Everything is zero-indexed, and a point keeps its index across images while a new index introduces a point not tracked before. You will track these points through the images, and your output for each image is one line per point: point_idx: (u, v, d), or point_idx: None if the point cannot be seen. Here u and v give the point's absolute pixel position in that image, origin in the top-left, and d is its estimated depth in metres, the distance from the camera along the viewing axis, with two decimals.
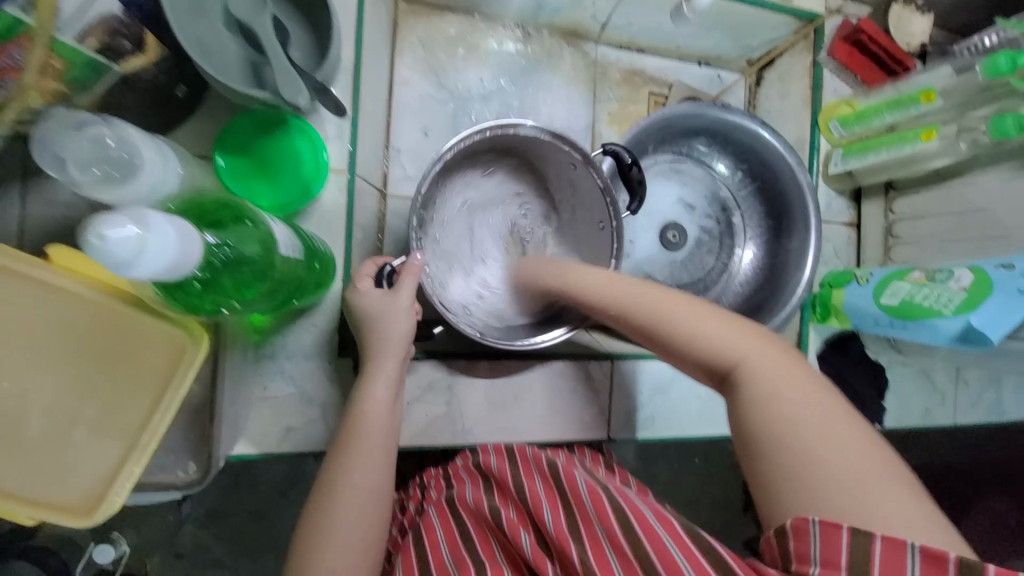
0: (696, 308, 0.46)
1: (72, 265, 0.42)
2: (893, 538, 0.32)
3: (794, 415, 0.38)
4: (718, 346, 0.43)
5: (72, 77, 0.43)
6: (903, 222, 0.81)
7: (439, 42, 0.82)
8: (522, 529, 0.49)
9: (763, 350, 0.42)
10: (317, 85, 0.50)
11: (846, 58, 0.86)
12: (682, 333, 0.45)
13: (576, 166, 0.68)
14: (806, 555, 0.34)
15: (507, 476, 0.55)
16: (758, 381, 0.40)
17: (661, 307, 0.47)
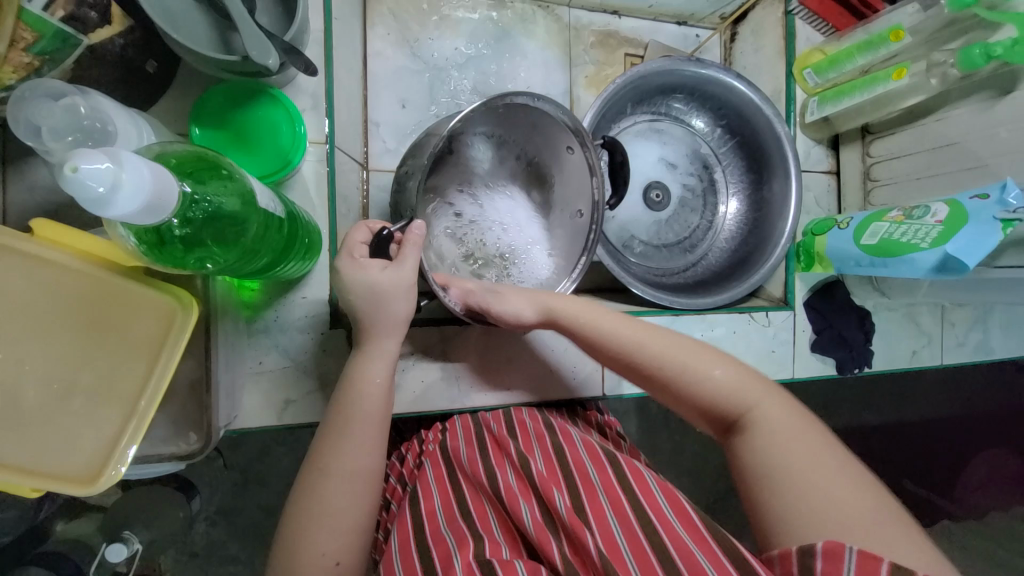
0: (705, 357, 0.55)
1: (54, 237, 0.42)
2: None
3: (793, 461, 0.45)
4: (723, 394, 0.52)
5: (41, 48, 0.43)
6: (880, 164, 0.82)
7: (412, 13, 0.83)
8: (523, 505, 0.53)
9: (763, 402, 0.51)
10: (287, 46, 0.50)
11: (817, 6, 0.85)
12: (697, 384, 0.53)
13: (572, 150, 0.70)
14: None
15: (510, 447, 0.59)
16: (761, 426, 0.49)
17: (681, 361, 0.55)
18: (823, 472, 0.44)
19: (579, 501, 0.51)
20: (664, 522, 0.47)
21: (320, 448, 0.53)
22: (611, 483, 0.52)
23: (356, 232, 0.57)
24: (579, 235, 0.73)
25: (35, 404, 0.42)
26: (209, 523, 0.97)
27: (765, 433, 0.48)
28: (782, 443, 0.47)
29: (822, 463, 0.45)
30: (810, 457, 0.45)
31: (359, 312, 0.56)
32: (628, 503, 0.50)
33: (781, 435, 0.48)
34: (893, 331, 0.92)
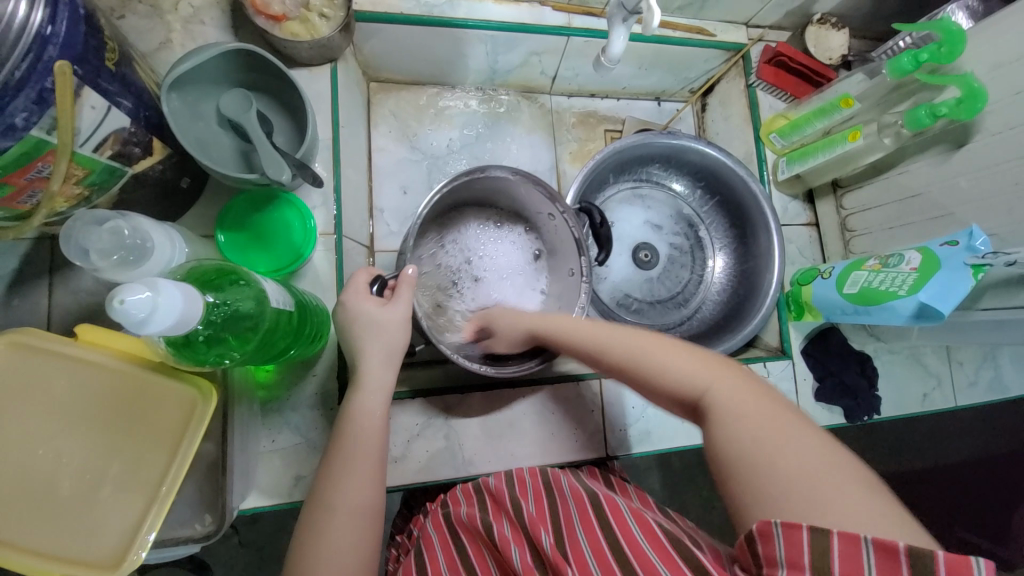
0: (664, 344, 0.54)
1: (97, 340, 0.48)
2: (849, 533, 0.36)
3: (763, 448, 0.42)
4: (683, 379, 0.50)
5: (90, 181, 0.49)
6: (854, 216, 0.87)
7: (410, 112, 0.94)
8: (513, 547, 0.55)
9: (724, 380, 0.48)
10: (297, 162, 0.58)
11: (774, 78, 0.92)
12: (654, 365, 0.52)
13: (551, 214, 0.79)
14: (773, 556, 0.37)
15: (504, 495, 0.63)
16: (723, 408, 0.46)
17: (637, 347, 0.55)
18: (760, 433, 0.43)
19: (564, 543, 0.54)
20: (633, 543, 0.50)
21: (320, 492, 0.55)
22: (592, 523, 0.54)
23: (358, 276, 0.64)
24: (572, 292, 0.79)
25: (70, 494, 0.46)
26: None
27: (716, 409, 0.46)
28: (744, 427, 0.44)
29: (762, 424, 0.43)
30: (754, 421, 0.44)
31: (361, 371, 0.61)
32: (605, 539, 0.51)
33: (732, 405, 0.46)
34: (899, 374, 0.92)
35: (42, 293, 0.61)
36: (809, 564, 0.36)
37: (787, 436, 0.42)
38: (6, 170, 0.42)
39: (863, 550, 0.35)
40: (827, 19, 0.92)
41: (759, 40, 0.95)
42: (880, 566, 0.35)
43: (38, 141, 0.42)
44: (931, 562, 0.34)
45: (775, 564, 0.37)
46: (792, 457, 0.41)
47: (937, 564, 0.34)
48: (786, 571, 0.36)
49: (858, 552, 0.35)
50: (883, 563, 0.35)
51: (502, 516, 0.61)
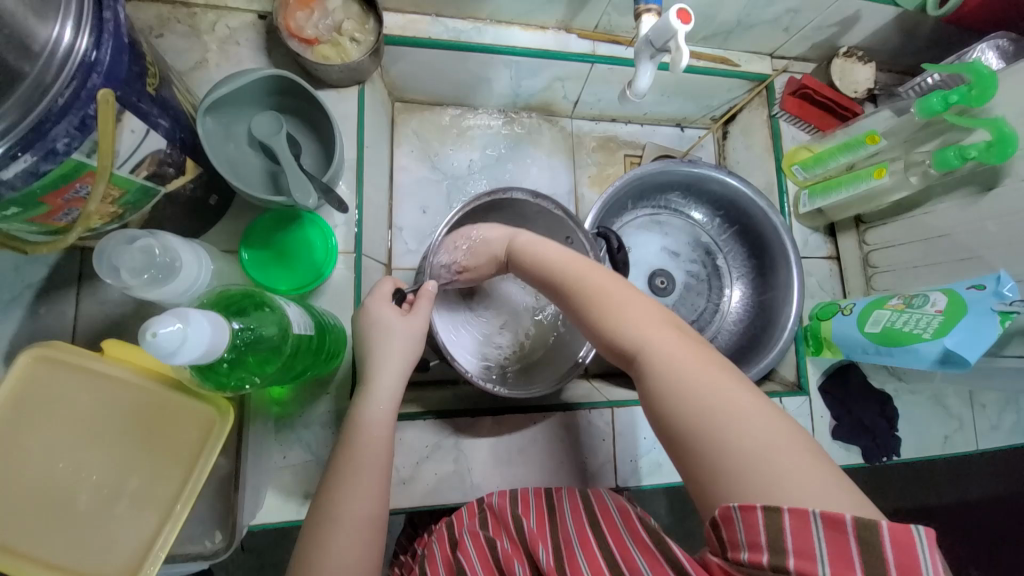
0: (632, 301, 0.52)
1: (121, 355, 0.49)
2: (799, 509, 0.37)
3: (705, 424, 0.42)
4: (636, 339, 0.49)
5: (125, 200, 0.51)
6: (877, 252, 0.86)
7: (433, 132, 0.95)
8: (515, 561, 0.56)
9: (671, 346, 0.47)
10: (324, 186, 0.59)
11: (798, 110, 0.92)
12: (612, 318, 0.52)
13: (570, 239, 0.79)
14: (735, 540, 0.39)
15: (506, 513, 0.63)
16: (665, 376, 0.46)
17: (597, 296, 0.54)
18: (698, 396, 0.43)
19: (562, 559, 0.55)
20: (627, 559, 0.51)
21: (323, 504, 0.54)
22: (589, 540, 0.56)
23: (383, 285, 0.67)
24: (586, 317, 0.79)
25: (86, 507, 0.47)
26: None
27: (658, 367, 0.46)
28: (685, 396, 0.44)
29: (701, 388, 0.44)
30: (696, 387, 0.44)
31: (373, 390, 0.60)
32: (600, 553, 0.53)
33: (675, 365, 0.46)
34: (919, 415, 0.89)
35: (68, 302, 0.63)
36: (765, 545, 0.37)
37: (727, 406, 0.42)
38: (45, 190, 0.43)
39: (813, 529, 0.36)
40: (853, 53, 0.92)
41: (782, 72, 0.95)
42: (828, 542, 0.36)
43: (77, 164, 0.43)
44: (875, 537, 0.35)
45: (738, 548, 0.39)
46: (728, 425, 0.41)
47: (881, 539, 0.35)
48: (747, 553, 0.38)
49: (808, 531, 0.36)
50: (834, 541, 0.36)
51: (504, 533, 0.62)
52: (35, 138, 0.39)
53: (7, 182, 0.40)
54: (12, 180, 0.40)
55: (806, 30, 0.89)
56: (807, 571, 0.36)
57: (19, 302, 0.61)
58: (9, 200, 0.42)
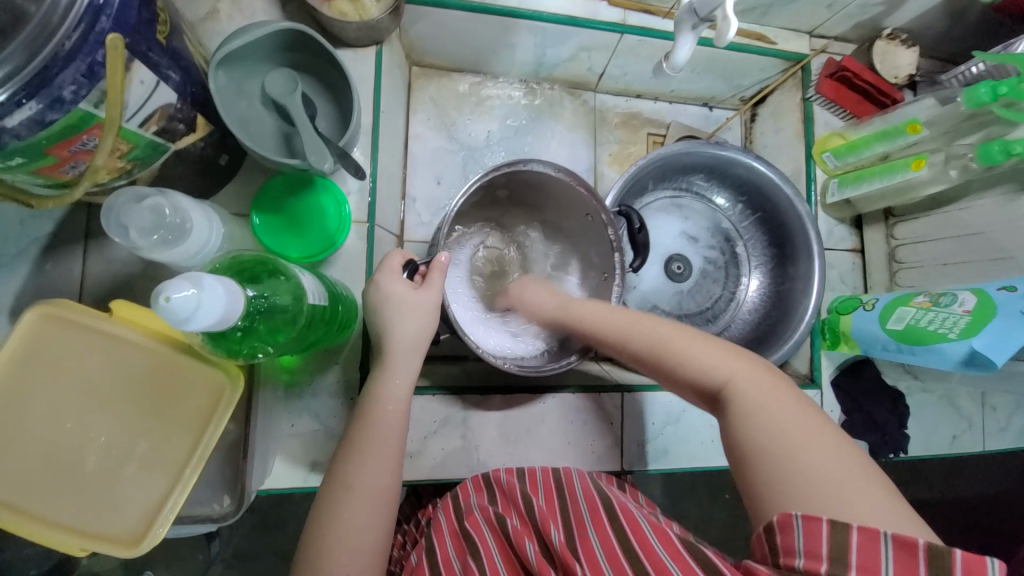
0: (702, 341, 0.52)
1: (130, 317, 0.48)
2: (868, 528, 0.36)
3: (794, 457, 0.41)
4: (709, 369, 0.50)
5: (134, 155, 0.48)
6: (905, 247, 0.83)
7: (450, 100, 0.91)
8: (526, 539, 0.55)
9: (748, 377, 0.48)
10: (339, 151, 0.57)
11: (834, 94, 0.88)
12: (682, 356, 0.52)
13: (590, 217, 0.76)
14: (791, 548, 0.37)
15: (517, 492, 0.62)
16: (747, 404, 0.46)
17: (665, 336, 0.54)
18: (783, 429, 0.43)
19: (574, 538, 0.54)
20: (641, 537, 0.49)
21: (337, 469, 0.54)
22: (602, 519, 0.54)
23: (392, 258, 0.63)
24: (603, 294, 0.77)
25: (96, 467, 0.47)
26: (227, 566, 1.00)
27: (741, 403, 0.46)
28: (776, 434, 0.43)
29: (786, 422, 0.44)
30: (778, 419, 0.44)
31: (386, 362, 0.60)
32: (614, 536, 0.51)
33: (759, 401, 0.46)
34: (928, 414, 0.88)
35: (76, 260, 0.61)
36: (826, 555, 0.36)
37: (814, 439, 0.42)
38: (51, 141, 0.41)
39: (881, 547, 0.35)
40: (897, 35, 0.88)
41: (821, 52, 0.90)
42: (896, 562, 0.35)
43: (85, 115, 0.41)
44: (945, 562, 0.34)
45: (793, 556, 0.37)
46: (816, 458, 0.41)
47: (953, 568, 0.34)
48: (803, 562, 0.37)
49: (876, 547, 0.35)
50: (900, 561, 0.35)
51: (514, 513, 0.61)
52: (40, 84, 0.37)
53: (11, 130, 0.38)
54: (16, 128, 0.38)
55: (850, 7, 0.84)
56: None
57: (25, 257, 0.60)
58: (13, 150, 0.40)
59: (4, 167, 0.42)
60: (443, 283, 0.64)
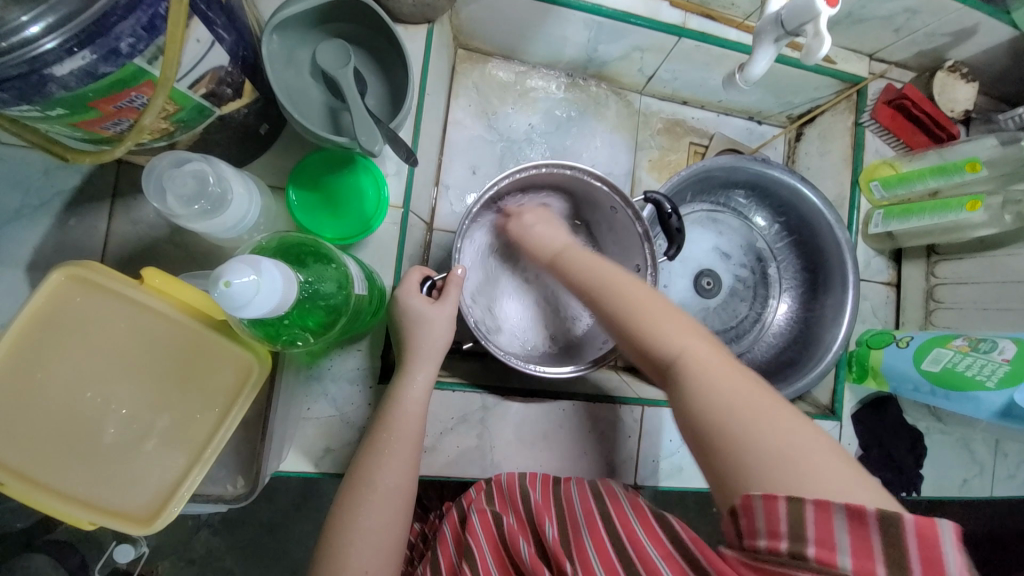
0: (655, 307, 0.50)
1: (160, 286, 0.45)
2: (823, 502, 0.36)
3: (753, 436, 0.40)
4: (662, 343, 0.48)
5: (179, 118, 0.46)
6: (945, 287, 0.82)
7: (493, 88, 0.89)
8: (521, 539, 0.55)
9: (698, 345, 0.47)
10: (390, 132, 0.54)
11: (889, 121, 0.85)
12: (645, 325, 0.49)
13: (616, 210, 0.72)
14: (753, 531, 0.37)
15: (514, 492, 0.60)
16: (694, 374, 0.45)
17: (628, 303, 0.51)
18: (744, 404, 0.42)
19: (567, 535, 0.54)
20: (633, 539, 0.49)
21: (361, 468, 0.55)
22: (596, 522, 0.53)
23: (410, 277, 0.63)
24: None
25: (113, 439, 0.45)
26: (212, 532, 0.99)
27: (695, 380, 0.44)
28: (731, 411, 0.42)
29: (737, 395, 0.43)
30: (731, 391, 0.43)
31: (414, 362, 0.60)
32: (607, 535, 0.51)
33: (708, 379, 0.44)
34: (941, 454, 0.87)
35: (101, 218, 0.58)
36: (786, 534, 0.36)
37: (764, 415, 0.41)
38: (97, 95, 0.39)
39: (835, 520, 0.35)
40: (959, 68, 0.84)
41: (879, 77, 0.87)
42: (850, 535, 0.35)
43: (138, 71, 0.38)
44: (900, 531, 0.34)
45: (755, 537, 0.37)
46: (755, 428, 0.40)
47: (906, 532, 0.34)
48: (766, 542, 0.37)
49: (830, 520, 0.35)
50: (858, 535, 0.35)
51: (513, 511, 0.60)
52: (97, 34, 0.35)
53: (60, 79, 0.36)
54: (64, 78, 0.36)
55: (918, 34, 0.81)
56: (828, 562, 0.35)
57: (48, 210, 0.57)
58: (57, 100, 0.37)
59: (43, 117, 0.39)
60: (459, 297, 0.63)
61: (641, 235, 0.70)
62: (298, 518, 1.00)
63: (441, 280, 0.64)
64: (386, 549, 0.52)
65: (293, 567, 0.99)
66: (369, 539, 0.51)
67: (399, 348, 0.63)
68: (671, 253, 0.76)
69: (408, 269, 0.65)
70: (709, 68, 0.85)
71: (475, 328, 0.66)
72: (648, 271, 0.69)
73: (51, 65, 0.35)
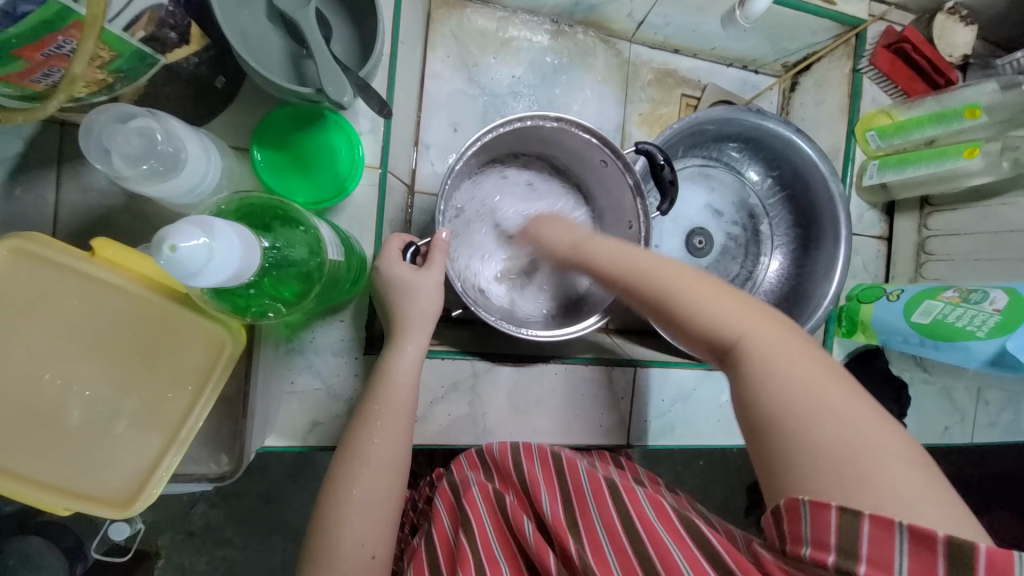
0: (710, 289, 0.46)
1: (115, 259, 0.42)
2: (883, 517, 0.33)
3: (821, 441, 0.36)
4: (718, 322, 0.44)
5: (118, 66, 0.41)
6: (936, 238, 0.81)
7: (472, 36, 0.82)
8: (524, 517, 0.53)
9: (759, 324, 0.43)
10: (360, 81, 0.49)
11: (888, 67, 0.82)
12: (695, 310, 0.45)
13: (607, 166, 0.69)
14: (797, 534, 0.35)
15: (509, 464, 0.60)
16: (757, 358, 0.41)
17: (666, 281, 0.48)
18: (810, 394, 0.38)
19: (569, 510, 0.53)
20: (649, 528, 0.47)
21: (351, 440, 0.53)
22: (602, 494, 0.52)
23: (391, 242, 0.60)
24: (628, 250, 0.71)
25: (79, 423, 0.42)
26: (208, 505, 0.98)
27: (765, 370, 0.40)
28: (810, 413, 0.37)
29: (803, 371, 0.39)
30: (806, 381, 0.39)
31: (399, 329, 0.57)
32: (616, 516, 0.49)
33: (781, 363, 0.40)
34: (925, 404, 0.89)
35: (48, 187, 0.53)
36: (834, 545, 0.34)
37: (843, 404, 0.37)
38: (20, 41, 0.34)
39: (894, 540, 0.33)
40: (957, 10, 0.80)
41: (879, 19, 0.83)
42: (912, 557, 0.32)
43: (64, 10, 0.33)
44: (969, 560, 0.31)
45: (800, 542, 0.35)
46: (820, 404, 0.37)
47: (976, 563, 0.31)
48: (809, 550, 0.35)
49: (888, 538, 0.33)
50: (919, 557, 0.32)
51: (510, 486, 0.60)
52: None
53: None
54: None
55: None
56: None
57: None
58: None
59: None
60: (445, 261, 0.59)
61: (633, 191, 0.67)
62: (294, 490, 1.00)
63: (426, 245, 0.60)
64: (382, 519, 0.51)
65: (292, 537, 1.00)
66: (363, 511, 0.50)
67: (384, 315, 0.60)
68: (664, 209, 0.73)
69: (390, 234, 0.61)
70: (703, 11, 0.79)
71: (462, 293, 0.63)
72: (642, 230, 0.67)
73: None
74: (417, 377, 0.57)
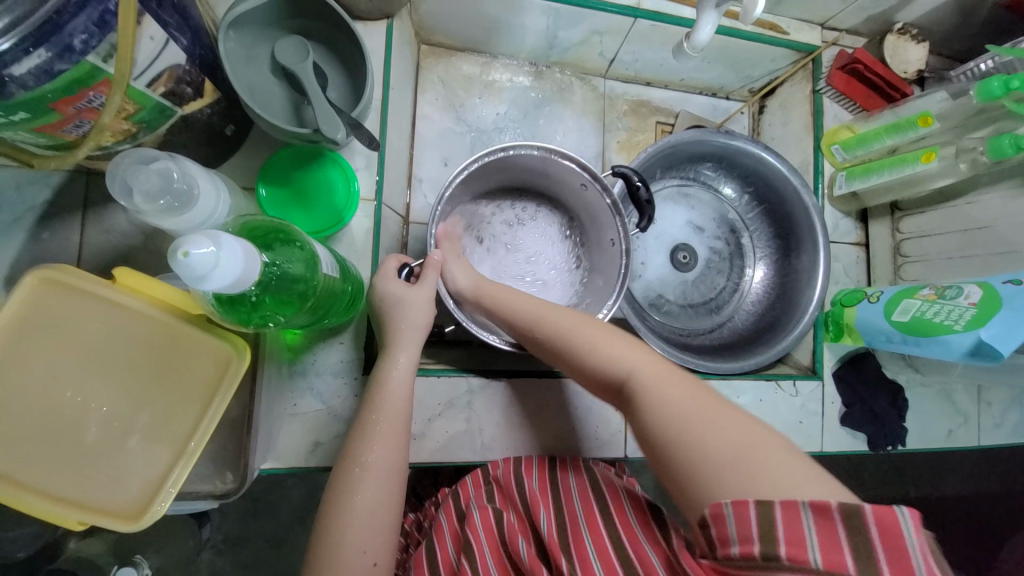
0: (601, 333, 0.53)
1: (133, 286, 0.46)
2: (789, 500, 0.35)
3: (711, 450, 0.40)
4: (610, 364, 0.50)
5: (140, 117, 0.47)
6: (910, 241, 0.84)
7: (458, 80, 0.90)
8: (521, 538, 0.55)
9: (636, 360, 0.50)
10: (352, 121, 0.55)
11: (845, 87, 0.86)
12: (595, 356, 0.52)
13: (586, 187, 0.74)
14: (725, 537, 0.36)
15: (510, 485, 0.61)
16: (645, 391, 0.46)
17: (564, 330, 0.55)
18: (696, 414, 0.42)
19: (564, 530, 0.54)
20: (635, 544, 0.49)
21: (349, 451, 0.55)
22: (595, 518, 0.54)
23: (389, 264, 0.64)
24: (612, 263, 0.75)
25: (95, 438, 0.45)
26: (217, 546, 0.98)
27: (645, 393, 0.46)
28: (699, 428, 0.41)
29: (661, 383, 0.46)
30: (681, 403, 0.44)
31: (393, 342, 0.60)
32: (607, 536, 0.51)
33: (661, 393, 0.45)
34: (926, 407, 0.89)
35: (74, 230, 0.59)
36: (756, 537, 0.35)
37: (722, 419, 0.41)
38: (57, 96, 0.39)
39: (802, 518, 0.34)
40: (907, 30, 0.85)
41: (833, 45, 0.89)
42: (820, 531, 0.34)
43: (94, 69, 0.39)
44: (866, 521, 0.34)
45: (727, 544, 0.36)
46: (684, 408, 0.43)
47: (870, 525, 0.34)
48: (737, 549, 0.36)
49: (797, 517, 0.35)
50: (824, 529, 0.34)
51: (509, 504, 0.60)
52: (49, 31, 0.36)
53: (18, 79, 0.36)
54: (24, 78, 0.36)
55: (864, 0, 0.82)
56: (799, 561, 0.34)
57: (20, 225, 0.57)
58: (18, 103, 0.38)
59: (5, 123, 0.39)
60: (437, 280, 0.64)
61: (611, 208, 0.72)
62: (302, 525, 1.00)
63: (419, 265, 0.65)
64: (379, 529, 0.52)
65: None
66: (360, 519, 0.52)
67: (381, 333, 0.64)
68: (642, 225, 0.78)
69: (386, 256, 0.66)
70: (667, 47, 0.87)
71: (456, 310, 0.67)
72: (623, 245, 0.71)
73: (9, 65, 0.35)
74: (411, 390, 0.59)
